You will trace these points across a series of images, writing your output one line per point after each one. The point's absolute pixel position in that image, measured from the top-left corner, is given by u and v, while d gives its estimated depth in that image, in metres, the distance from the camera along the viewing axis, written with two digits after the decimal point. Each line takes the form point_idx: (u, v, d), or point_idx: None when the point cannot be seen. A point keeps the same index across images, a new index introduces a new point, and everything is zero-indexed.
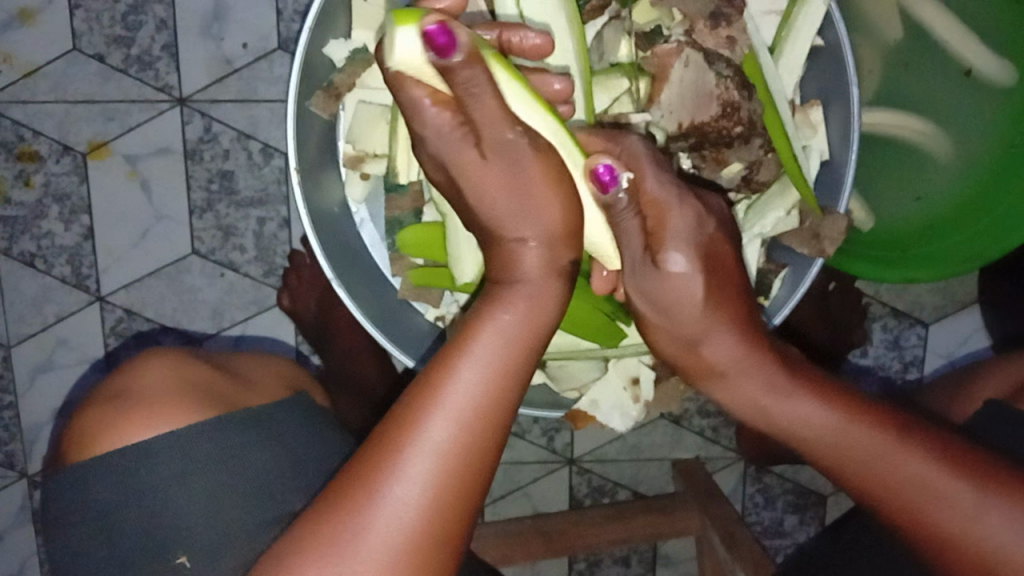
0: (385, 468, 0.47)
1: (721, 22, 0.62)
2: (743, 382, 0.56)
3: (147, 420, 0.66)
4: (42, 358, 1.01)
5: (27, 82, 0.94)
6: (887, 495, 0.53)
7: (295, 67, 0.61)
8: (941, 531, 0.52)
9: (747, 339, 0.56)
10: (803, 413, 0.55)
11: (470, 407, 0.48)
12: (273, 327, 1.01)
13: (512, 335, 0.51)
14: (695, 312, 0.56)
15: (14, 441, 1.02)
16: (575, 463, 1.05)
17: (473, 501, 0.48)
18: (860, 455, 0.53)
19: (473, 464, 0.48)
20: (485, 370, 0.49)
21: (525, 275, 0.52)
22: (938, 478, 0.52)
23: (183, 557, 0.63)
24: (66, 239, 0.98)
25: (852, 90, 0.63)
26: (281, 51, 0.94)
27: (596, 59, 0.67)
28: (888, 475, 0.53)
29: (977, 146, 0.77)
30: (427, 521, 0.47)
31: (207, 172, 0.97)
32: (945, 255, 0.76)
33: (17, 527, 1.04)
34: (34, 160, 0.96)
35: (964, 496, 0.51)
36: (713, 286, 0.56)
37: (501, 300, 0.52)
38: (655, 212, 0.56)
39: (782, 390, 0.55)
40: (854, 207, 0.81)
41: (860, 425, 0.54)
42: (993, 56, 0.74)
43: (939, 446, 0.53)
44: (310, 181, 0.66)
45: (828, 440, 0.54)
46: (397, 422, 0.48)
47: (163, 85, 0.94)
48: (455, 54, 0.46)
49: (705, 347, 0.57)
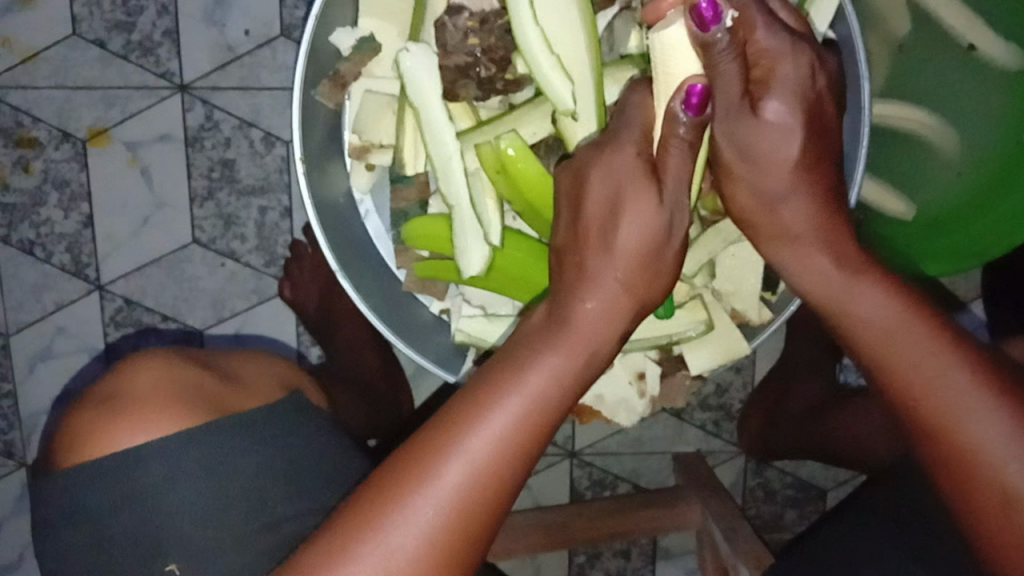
0: (416, 475, 0.48)
1: None
2: (812, 253, 0.53)
3: (128, 428, 0.65)
4: (41, 346, 1.00)
5: (26, 67, 0.93)
6: (923, 407, 0.49)
7: (301, 56, 0.60)
8: (969, 455, 0.48)
9: (824, 206, 0.53)
10: (865, 300, 0.51)
11: (512, 439, 0.49)
12: (272, 318, 1.00)
13: (564, 378, 0.51)
14: (783, 168, 0.53)
15: (12, 429, 1.01)
16: (576, 455, 1.05)
17: (500, 515, 0.49)
18: (904, 351, 0.50)
19: (500, 492, 0.49)
20: (531, 405, 0.49)
21: (588, 318, 0.52)
22: (979, 400, 0.48)
23: (172, 565, 0.63)
24: (65, 226, 0.97)
25: (864, 85, 0.62)
26: (283, 38, 0.93)
27: (607, 50, 0.66)
28: (926, 382, 0.49)
29: (985, 139, 0.77)
30: (447, 538, 0.48)
31: (209, 160, 0.96)
32: (955, 247, 0.80)
33: (16, 516, 1.03)
34: (33, 147, 0.95)
35: (998, 422, 0.47)
36: (809, 147, 0.53)
37: (553, 342, 0.51)
38: (765, 60, 0.52)
39: (847, 265, 0.52)
40: (893, 202, 0.80)
41: (917, 323, 0.50)
42: (998, 40, 0.73)
43: (983, 365, 0.49)
44: (315, 171, 0.65)
45: (878, 327, 0.50)
46: (435, 434, 0.49)
47: (164, 71, 0.93)
48: (716, 28, 0.50)
49: (783, 209, 0.54)
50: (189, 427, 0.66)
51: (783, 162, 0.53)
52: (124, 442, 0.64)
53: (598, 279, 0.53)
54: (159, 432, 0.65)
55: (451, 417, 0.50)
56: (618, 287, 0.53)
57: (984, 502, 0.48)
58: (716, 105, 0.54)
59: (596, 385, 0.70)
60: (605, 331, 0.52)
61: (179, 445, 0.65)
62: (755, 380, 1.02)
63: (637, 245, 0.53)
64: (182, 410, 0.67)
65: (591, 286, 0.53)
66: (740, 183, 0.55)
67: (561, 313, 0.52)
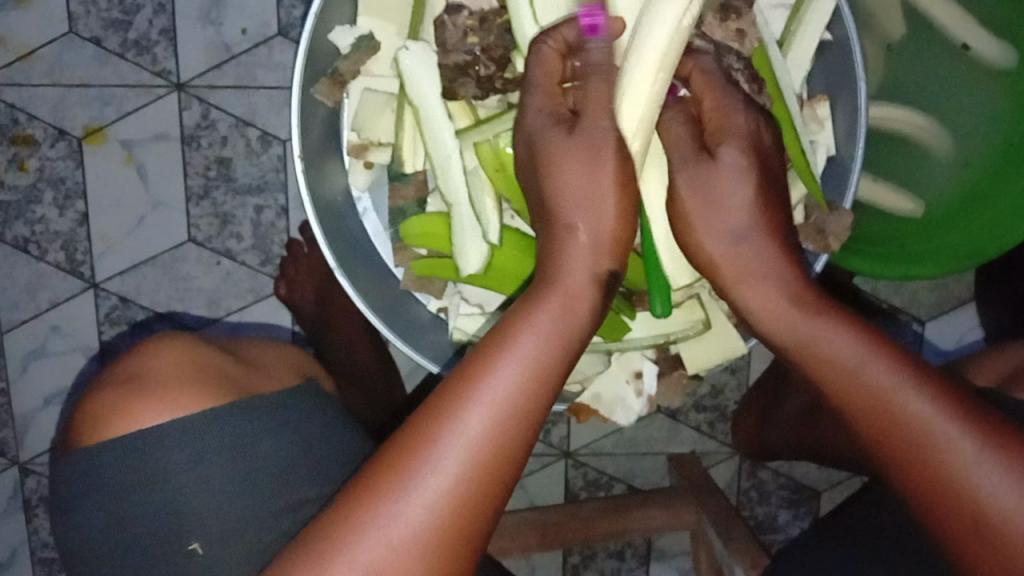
0: (418, 454, 0.47)
1: (730, 15, 0.61)
2: (766, 288, 0.53)
3: (150, 409, 0.65)
4: (35, 344, 0.99)
5: (22, 65, 0.93)
6: (891, 436, 0.49)
7: (301, 53, 0.60)
8: (942, 480, 0.47)
9: (778, 248, 0.54)
10: (824, 333, 0.51)
11: (505, 405, 0.48)
12: (268, 317, 1.00)
13: (553, 333, 0.51)
14: (732, 211, 0.55)
15: (6, 428, 1.00)
16: (571, 456, 1.05)
17: (501, 492, 0.48)
18: (866, 384, 0.49)
19: (501, 461, 0.48)
20: (521, 367, 0.49)
21: (569, 267, 0.53)
22: (946, 429, 0.47)
23: (195, 543, 0.62)
24: (60, 224, 0.97)
25: (860, 86, 0.62)
26: (280, 37, 0.93)
27: None
28: (891, 411, 0.49)
29: (978, 139, 0.77)
30: (448, 515, 0.46)
31: (205, 159, 0.96)
32: (944, 250, 0.78)
33: (9, 515, 1.03)
34: (28, 145, 0.95)
35: (967, 449, 0.47)
36: (760, 192, 0.55)
37: (543, 296, 0.52)
38: (722, 111, 0.57)
39: (806, 305, 0.52)
40: (900, 201, 0.80)
41: (881, 356, 0.50)
42: (989, 37, 0.74)
43: (950, 394, 0.49)
44: (313, 169, 0.65)
45: (843, 362, 0.50)
46: (430, 412, 0.48)
47: (161, 70, 0.93)
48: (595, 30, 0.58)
49: (736, 248, 0.55)
50: (213, 406, 0.66)
51: (732, 202, 0.55)
52: (151, 420, 0.65)
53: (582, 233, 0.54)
54: (182, 411, 0.65)
55: (447, 393, 0.49)
56: (591, 242, 0.54)
57: (959, 528, 0.47)
58: (677, 154, 0.58)
59: (593, 382, 0.70)
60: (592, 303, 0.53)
61: (196, 426, 0.64)
62: (750, 380, 1.03)
63: (615, 227, 0.55)
64: (202, 393, 0.67)
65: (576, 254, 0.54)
66: (702, 227, 0.56)
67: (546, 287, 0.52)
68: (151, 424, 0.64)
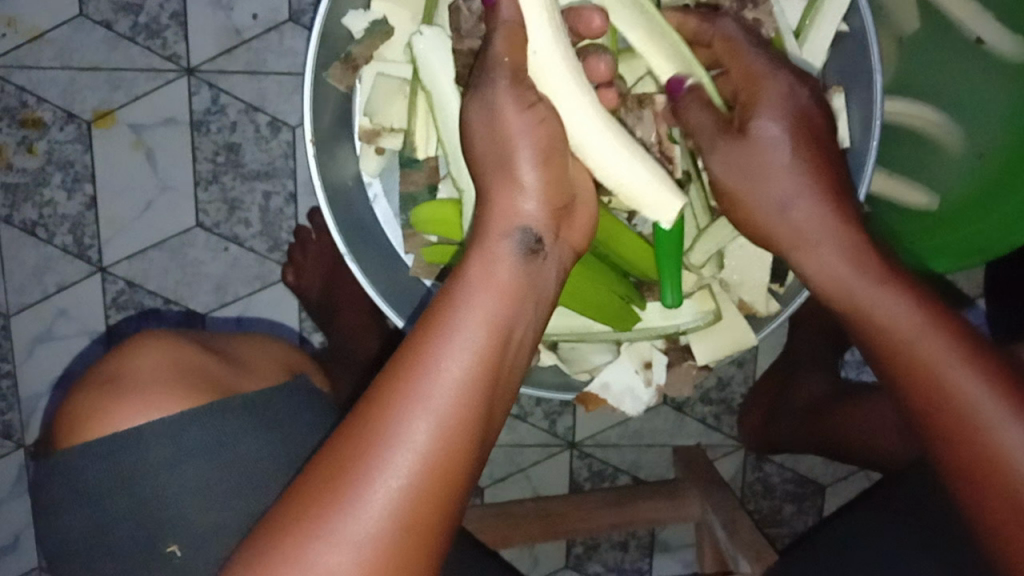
0: (360, 467, 0.44)
1: (746, 5, 0.62)
2: (825, 252, 0.54)
3: (126, 410, 0.64)
4: (42, 327, 0.99)
5: (32, 47, 0.93)
6: (940, 411, 0.49)
7: (314, 36, 0.60)
8: (987, 462, 0.48)
9: (840, 214, 0.54)
10: (882, 302, 0.52)
11: (451, 406, 0.45)
12: (276, 303, 1.00)
13: (495, 320, 0.47)
14: (786, 177, 0.55)
15: (11, 411, 1.01)
16: (576, 446, 1.05)
17: (456, 494, 0.46)
18: (924, 355, 0.50)
19: (451, 462, 0.45)
20: (467, 360, 0.46)
21: (500, 252, 0.50)
22: (997, 411, 0.47)
23: (173, 546, 0.64)
24: (68, 208, 0.97)
25: (876, 78, 0.62)
26: (292, 23, 0.92)
27: (621, 38, 0.67)
28: (942, 386, 0.49)
29: (989, 136, 0.76)
30: (398, 525, 0.44)
31: (214, 144, 0.95)
32: (950, 246, 0.79)
33: (14, 498, 1.03)
34: (37, 127, 0.95)
35: (1018, 433, 0.47)
36: (813, 160, 0.55)
37: (477, 280, 0.48)
38: (753, 81, 0.57)
39: (870, 272, 0.53)
40: (913, 195, 0.82)
41: (938, 331, 0.50)
42: (1004, 32, 0.72)
43: (1007, 377, 0.49)
44: (325, 154, 0.65)
45: (903, 331, 0.51)
46: (369, 418, 0.45)
47: (171, 54, 0.93)
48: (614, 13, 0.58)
49: (792, 214, 0.55)
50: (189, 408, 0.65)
51: (783, 171, 0.55)
52: (127, 424, 0.64)
53: (519, 219, 0.51)
54: (157, 413, 0.65)
55: (383, 397, 0.45)
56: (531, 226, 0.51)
57: (999, 510, 0.47)
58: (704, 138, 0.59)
59: (602, 371, 0.69)
60: (530, 288, 0.50)
61: (173, 428, 0.64)
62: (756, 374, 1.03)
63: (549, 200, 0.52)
64: (177, 394, 0.66)
65: (502, 240, 0.50)
66: (753, 197, 0.57)
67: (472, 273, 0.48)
68: (126, 426, 0.64)
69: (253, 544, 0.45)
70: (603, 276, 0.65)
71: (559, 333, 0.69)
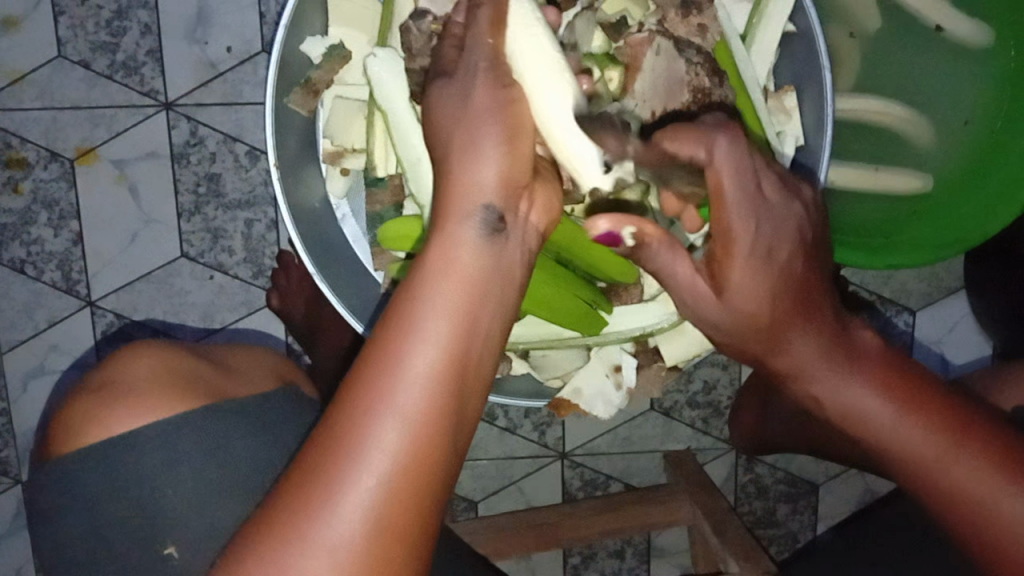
0: (331, 472, 0.45)
1: (692, 10, 0.63)
2: (795, 343, 0.54)
3: (108, 420, 0.66)
4: (34, 363, 1.01)
5: (13, 89, 0.95)
6: (904, 471, 0.55)
7: (272, 64, 0.61)
8: (964, 503, 0.53)
9: (801, 317, 0.54)
10: (849, 396, 0.54)
11: (421, 403, 0.45)
12: (262, 327, 1.01)
13: (454, 314, 0.47)
14: (762, 310, 0.54)
15: (7, 447, 1.02)
16: (567, 456, 1.06)
17: (439, 483, 0.46)
18: (878, 432, 0.54)
19: (427, 455, 0.45)
20: (434, 354, 0.46)
21: (458, 246, 0.48)
22: (953, 458, 0.53)
23: (171, 547, 0.64)
24: (55, 245, 0.99)
25: (825, 76, 0.63)
26: (264, 54, 0.95)
27: (568, 47, 0.63)
28: (910, 457, 0.54)
29: (956, 126, 0.78)
30: (380, 521, 0.45)
31: (195, 175, 0.97)
32: (930, 238, 0.77)
33: (13, 533, 1.04)
34: (21, 167, 0.97)
35: (970, 472, 0.53)
36: (777, 267, 0.53)
37: (440, 272, 0.48)
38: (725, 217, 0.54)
39: (831, 358, 0.54)
40: (906, 180, 0.79)
41: (901, 409, 0.53)
42: (964, 19, 0.75)
43: (951, 424, 0.54)
44: (290, 177, 0.66)
45: (866, 419, 0.54)
46: (338, 425, 0.46)
47: (148, 89, 0.95)
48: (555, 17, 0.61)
49: (788, 344, 0.55)
50: (166, 418, 0.66)
51: (753, 293, 0.54)
52: (147, 421, 0.66)
53: (478, 194, 0.49)
54: (136, 423, 0.66)
55: (350, 402, 0.46)
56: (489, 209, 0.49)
57: (983, 546, 0.53)
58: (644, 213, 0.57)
59: (573, 376, 0.72)
60: (495, 273, 0.49)
61: (155, 445, 0.65)
62: (741, 377, 1.04)
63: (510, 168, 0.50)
64: (156, 402, 0.67)
65: (461, 221, 0.49)
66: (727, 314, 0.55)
67: (429, 263, 0.48)
68: (107, 436, 0.65)
69: (236, 550, 0.47)
70: (564, 283, 0.66)
71: (530, 342, 0.70)
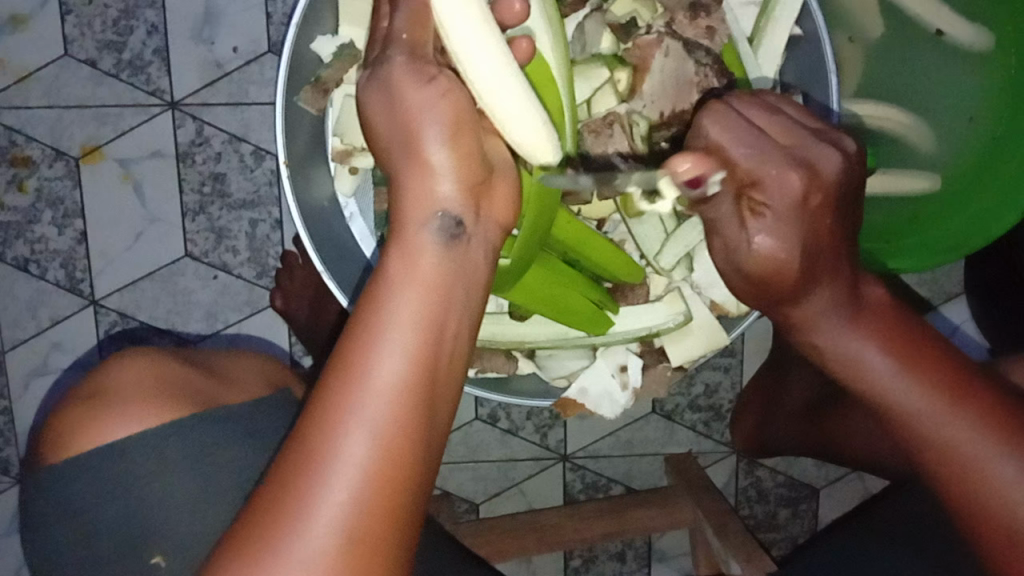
0: (302, 489, 0.44)
1: (699, 13, 0.64)
2: (811, 300, 0.54)
3: (96, 428, 0.66)
4: (37, 362, 1.01)
5: (19, 87, 0.95)
6: (903, 431, 0.53)
7: (283, 61, 0.62)
8: (954, 465, 0.52)
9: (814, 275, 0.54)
10: (853, 349, 0.54)
11: (389, 412, 0.45)
12: (267, 328, 1.01)
13: (417, 320, 0.46)
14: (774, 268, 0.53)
15: (9, 445, 1.02)
16: (569, 459, 1.06)
17: (414, 493, 0.46)
18: (879, 390, 0.53)
19: (400, 465, 0.45)
20: (400, 363, 0.46)
21: (421, 257, 0.48)
22: (948, 417, 0.52)
23: (159, 557, 0.64)
24: (59, 243, 0.99)
25: (831, 78, 0.64)
26: (271, 54, 0.95)
27: (578, 49, 0.66)
28: (908, 416, 0.53)
29: (959, 130, 0.78)
30: (354, 532, 0.44)
31: (199, 175, 0.98)
32: (939, 240, 0.78)
33: (12, 531, 1.04)
34: (27, 166, 0.97)
35: (964, 431, 0.51)
36: (800, 222, 0.53)
37: (401, 281, 0.48)
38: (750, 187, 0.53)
39: (842, 316, 0.54)
40: (914, 182, 0.80)
41: (908, 368, 0.53)
42: (964, 22, 0.74)
43: (954, 386, 0.52)
44: (299, 175, 0.67)
45: (869, 375, 0.54)
46: (307, 439, 0.45)
47: (154, 89, 0.96)
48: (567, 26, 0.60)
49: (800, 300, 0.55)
50: (155, 427, 0.66)
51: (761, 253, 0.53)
52: (138, 429, 0.66)
53: (435, 205, 0.49)
54: (124, 432, 0.66)
55: (317, 417, 0.45)
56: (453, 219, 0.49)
57: (973, 513, 0.52)
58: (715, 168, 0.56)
59: (579, 376, 0.72)
60: (457, 278, 0.49)
61: (148, 450, 0.65)
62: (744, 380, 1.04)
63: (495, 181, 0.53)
64: (147, 410, 0.67)
65: (419, 231, 0.49)
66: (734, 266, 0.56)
67: (390, 275, 0.48)
68: (96, 445, 0.65)
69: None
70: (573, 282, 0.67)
71: (537, 342, 0.70)
